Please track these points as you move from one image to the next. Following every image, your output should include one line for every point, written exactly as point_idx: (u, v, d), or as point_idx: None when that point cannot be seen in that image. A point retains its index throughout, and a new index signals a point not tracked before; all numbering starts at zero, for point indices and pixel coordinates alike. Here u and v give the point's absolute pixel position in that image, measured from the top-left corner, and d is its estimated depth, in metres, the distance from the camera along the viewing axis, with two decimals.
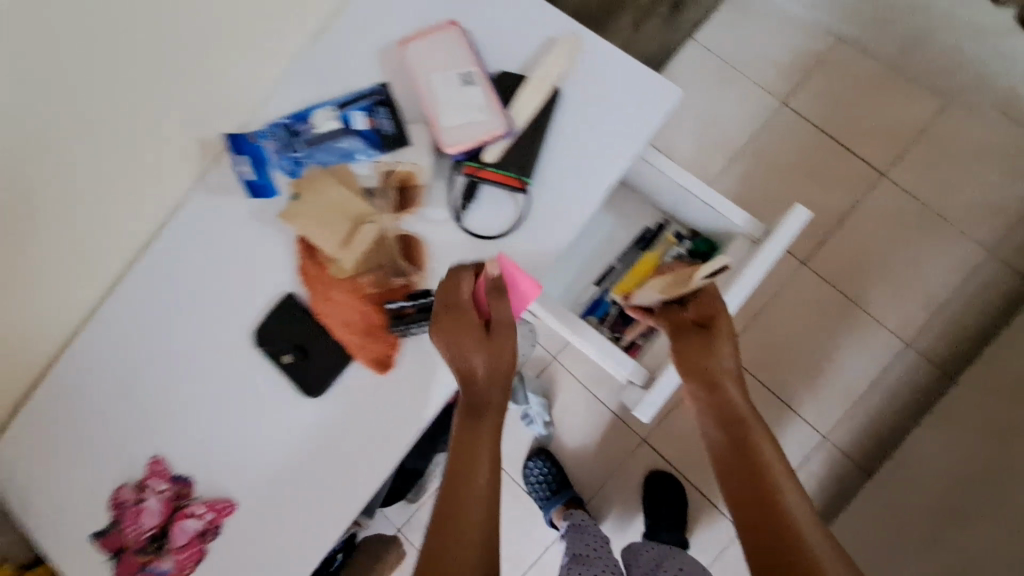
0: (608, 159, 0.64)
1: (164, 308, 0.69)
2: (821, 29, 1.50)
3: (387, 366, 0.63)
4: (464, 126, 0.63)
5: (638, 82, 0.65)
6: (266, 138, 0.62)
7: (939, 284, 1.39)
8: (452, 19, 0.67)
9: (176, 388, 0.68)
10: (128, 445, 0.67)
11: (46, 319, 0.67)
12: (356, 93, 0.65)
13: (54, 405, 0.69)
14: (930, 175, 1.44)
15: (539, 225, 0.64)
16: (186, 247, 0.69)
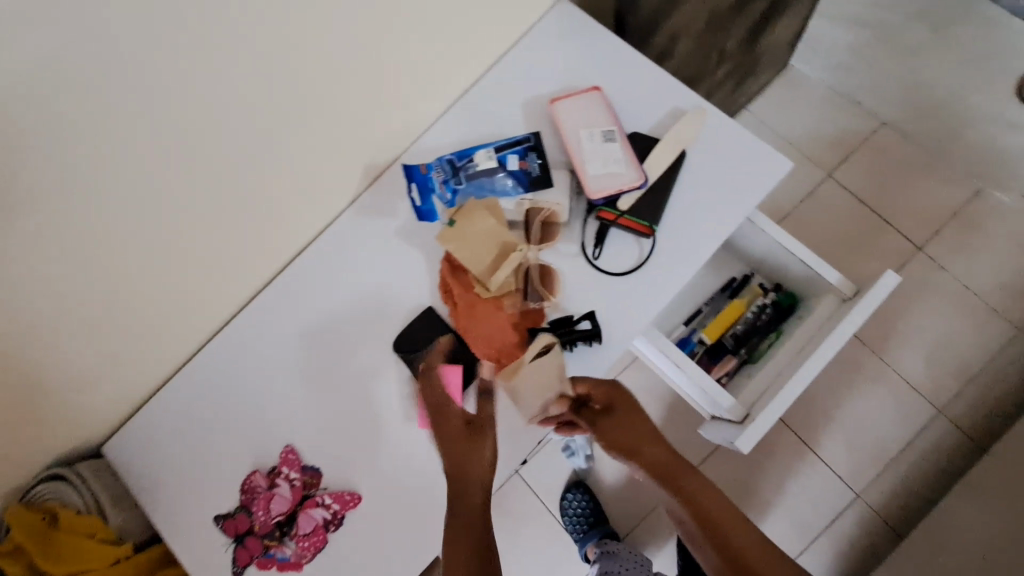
0: (726, 215, 0.73)
1: (310, 311, 0.77)
2: (863, 112, 1.66)
3: (517, 381, 0.69)
4: (605, 176, 0.72)
5: (753, 153, 0.75)
6: (433, 170, 0.72)
7: (968, 353, 1.49)
8: (595, 85, 0.78)
9: (314, 382, 0.75)
10: (265, 430, 0.74)
11: (210, 311, 0.75)
12: (509, 138, 0.76)
13: (200, 388, 0.76)
14: (963, 253, 1.55)
15: (661, 267, 0.72)
16: (335, 257, 0.78)
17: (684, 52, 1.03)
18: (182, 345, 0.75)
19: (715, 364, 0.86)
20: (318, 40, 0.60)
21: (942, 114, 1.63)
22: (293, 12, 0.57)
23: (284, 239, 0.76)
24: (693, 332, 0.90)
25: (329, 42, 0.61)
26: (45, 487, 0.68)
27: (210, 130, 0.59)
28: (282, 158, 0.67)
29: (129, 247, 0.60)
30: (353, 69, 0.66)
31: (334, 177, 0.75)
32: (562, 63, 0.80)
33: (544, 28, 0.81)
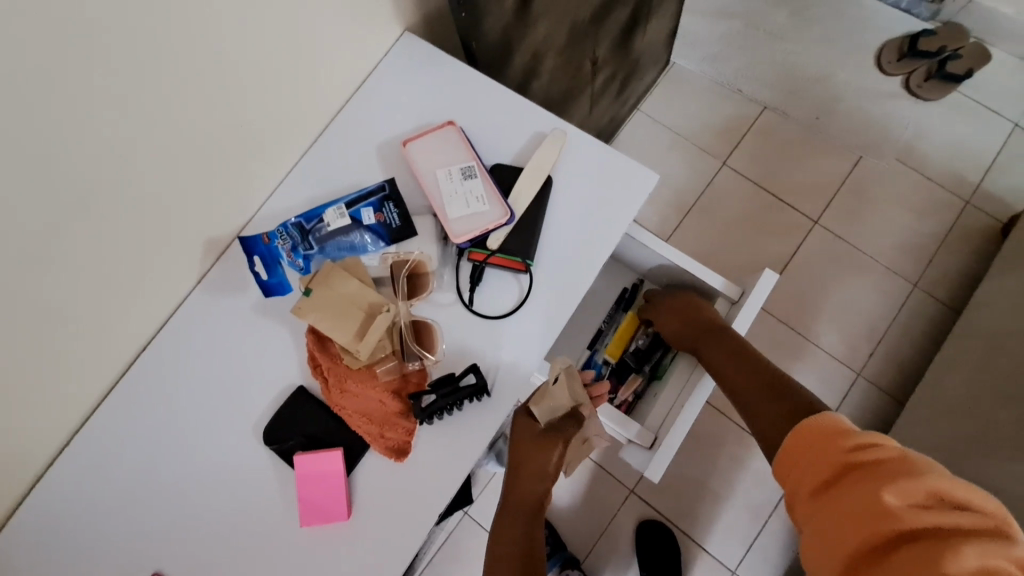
0: (601, 237, 0.70)
1: (166, 412, 0.68)
2: (745, 98, 1.71)
3: (405, 454, 0.63)
4: (469, 218, 0.68)
5: (621, 169, 0.72)
6: (278, 237, 0.65)
7: (875, 314, 1.55)
8: (449, 120, 0.73)
9: (179, 496, 0.65)
10: (129, 561, 0.64)
11: (39, 439, 0.64)
12: (361, 190, 0.70)
13: (44, 527, 0.65)
14: (855, 219, 1.63)
15: (543, 302, 0.68)
16: (187, 347, 0.69)
17: (550, 67, 1.00)
18: (11, 486, 0.64)
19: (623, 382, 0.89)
20: (102, 129, 0.51)
21: (815, 91, 1.71)
22: (53, 103, 0.47)
23: (122, 338, 0.66)
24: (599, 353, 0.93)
25: (117, 128, 0.52)
26: None
27: None
28: (89, 261, 0.57)
29: None
30: (161, 151, 0.57)
31: (169, 263, 0.66)
32: (411, 100, 0.75)
33: (388, 66, 0.76)
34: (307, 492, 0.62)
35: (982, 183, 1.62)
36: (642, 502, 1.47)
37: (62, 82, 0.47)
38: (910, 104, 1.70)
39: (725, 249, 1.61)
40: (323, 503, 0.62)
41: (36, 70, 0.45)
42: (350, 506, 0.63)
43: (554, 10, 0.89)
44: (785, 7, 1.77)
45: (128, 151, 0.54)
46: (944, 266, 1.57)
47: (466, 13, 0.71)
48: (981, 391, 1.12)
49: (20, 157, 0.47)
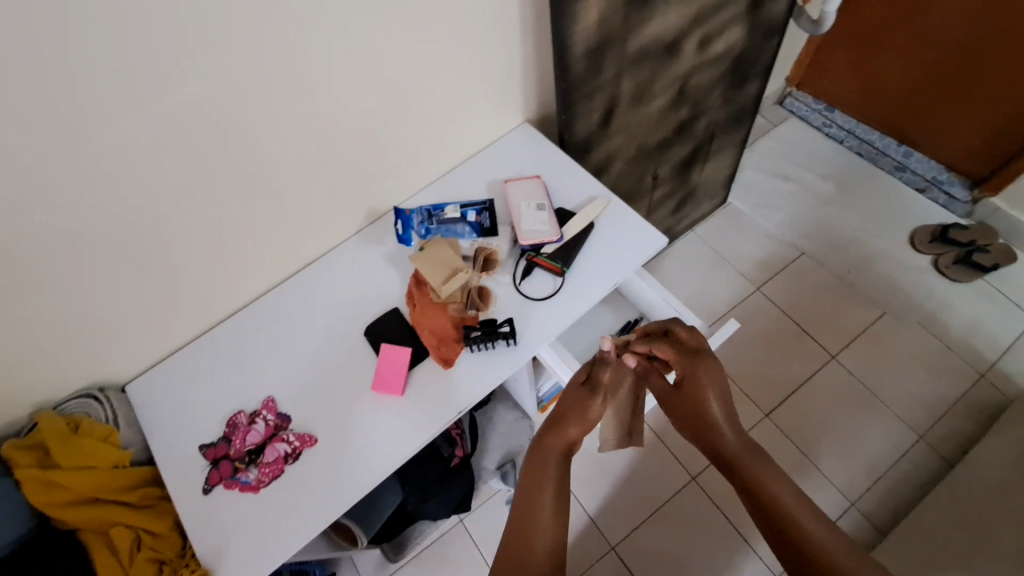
0: (617, 269, 1.01)
1: (307, 303, 1.03)
2: (786, 242, 2.01)
3: (450, 365, 0.93)
4: (534, 232, 1.02)
5: (642, 229, 1.05)
6: (415, 213, 1.03)
7: (878, 453, 1.67)
8: (537, 175, 1.12)
9: (297, 355, 0.97)
10: (254, 387, 0.95)
11: (233, 292, 1.01)
12: (472, 201, 1.07)
13: (213, 352, 0.99)
14: (871, 364, 1.80)
15: (565, 299, 0.99)
16: (333, 269, 1.06)
17: (620, 168, 1.40)
18: (208, 315, 1.01)
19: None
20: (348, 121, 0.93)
21: (851, 251, 1.98)
22: (334, 100, 0.89)
23: (300, 251, 1.05)
24: None
25: (354, 122, 0.94)
26: (74, 402, 0.90)
27: (264, 160, 0.88)
28: (312, 193, 0.98)
29: (198, 232, 0.89)
30: (368, 143, 0.99)
31: (344, 212, 1.06)
32: (516, 160, 1.16)
33: (508, 138, 1.19)
34: (382, 370, 0.92)
35: (999, 361, 1.76)
36: (620, 563, 1.58)
37: (344, 92, 0.89)
38: (937, 280, 1.91)
39: (745, 358, 1.82)
40: (389, 380, 0.92)
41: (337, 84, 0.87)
42: (405, 389, 0.92)
43: (626, 131, 1.30)
44: (834, 181, 2.12)
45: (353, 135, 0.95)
46: (951, 426, 1.68)
47: (566, 116, 1.13)
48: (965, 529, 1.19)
49: (308, 121, 0.89)
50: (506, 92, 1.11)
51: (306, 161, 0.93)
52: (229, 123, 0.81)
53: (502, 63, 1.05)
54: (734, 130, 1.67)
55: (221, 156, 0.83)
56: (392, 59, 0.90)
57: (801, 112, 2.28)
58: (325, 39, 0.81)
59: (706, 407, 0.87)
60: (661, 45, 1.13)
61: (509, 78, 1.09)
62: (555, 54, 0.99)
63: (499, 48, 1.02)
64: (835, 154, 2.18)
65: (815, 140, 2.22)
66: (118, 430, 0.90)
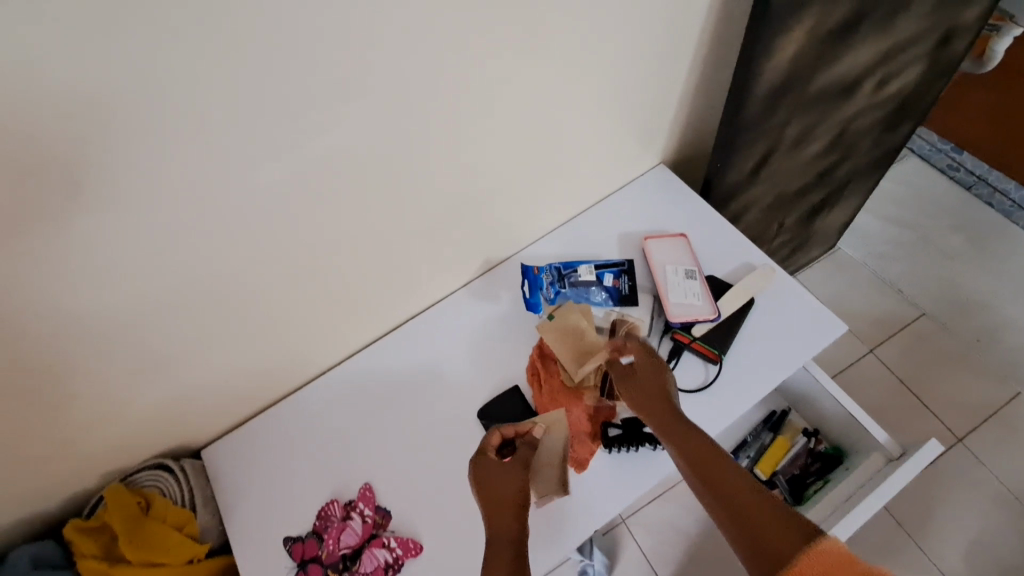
0: (787, 359, 0.83)
1: (407, 366, 0.88)
2: (904, 300, 1.79)
3: (582, 468, 0.78)
4: (685, 305, 0.85)
5: (815, 309, 0.86)
6: (544, 272, 0.88)
7: (1011, 563, 1.45)
8: (682, 233, 0.95)
9: (396, 431, 0.83)
10: (349, 468, 0.81)
11: (326, 349, 0.88)
12: (607, 261, 0.92)
13: (301, 416, 0.86)
14: (1006, 455, 1.56)
15: (722, 394, 0.81)
16: (436, 326, 0.92)
17: (753, 216, 1.21)
18: (299, 374, 0.87)
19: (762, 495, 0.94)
20: (477, 161, 0.78)
21: (981, 317, 1.74)
22: (468, 137, 0.74)
23: (402, 304, 0.90)
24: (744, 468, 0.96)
25: (483, 163, 0.79)
26: (147, 474, 0.78)
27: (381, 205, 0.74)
28: (428, 241, 0.84)
29: (302, 284, 0.77)
30: (493, 185, 0.84)
31: (456, 261, 0.91)
32: (655, 210, 0.98)
33: (644, 181, 1.02)
34: None
35: None
36: None
37: (479, 129, 0.74)
38: None
39: None
40: None
41: (472, 119, 0.73)
42: None
43: (773, 179, 1.11)
44: (961, 234, 1.88)
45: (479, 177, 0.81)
46: None
47: (721, 163, 0.96)
48: None
49: (435, 161, 0.74)
50: (652, 132, 0.95)
51: (429, 206, 0.80)
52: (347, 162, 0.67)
53: (656, 99, 0.89)
54: (870, 176, 1.47)
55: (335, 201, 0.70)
56: (542, 93, 0.76)
57: (923, 152, 2.04)
58: (476, 68, 0.67)
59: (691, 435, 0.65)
60: (842, 85, 0.95)
61: (658, 116, 0.93)
62: (731, 88, 0.82)
63: (658, 83, 0.86)
64: (963, 202, 1.94)
65: (938, 184, 1.98)
66: (195, 514, 0.77)
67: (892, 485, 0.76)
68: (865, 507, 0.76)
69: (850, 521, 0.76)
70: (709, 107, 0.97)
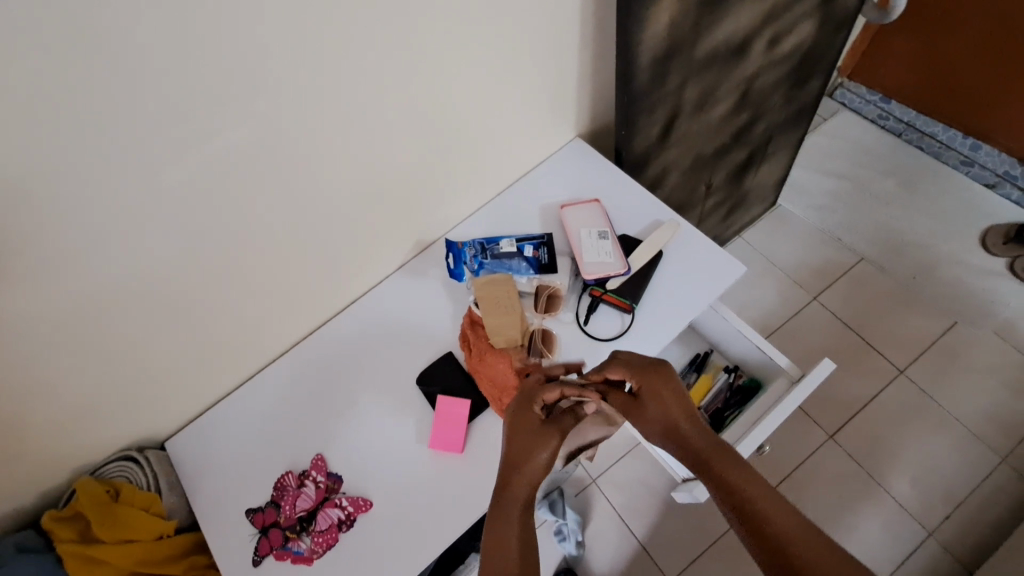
0: (692, 302, 0.91)
1: (351, 347, 0.96)
2: (843, 246, 1.88)
3: None
4: (598, 263, 0.93)
5: (717, 255, 0.94)
6: (467, 246, 0.95)
7: (953, 477, 1.55)
8: (596, 199, 1.02)
9: (343, 406, 0.90)
10: (302, 444, 0.88)
11: (274, 337, 0.94)
12: (529, 234, 0.99)
13: (256, 402, 0.93)
14: (943, 379, 1.67)
15: (636, 338, 0.89)
16: (375, 307, 0.99)
17: (675, 179, 1.29)
18: (250, 362, 0.94)
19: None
20: (390, 151, 0.85)
21: (916, 256, 1.84)
22: (376, 131, 0.81)
23: (340, 291, 0.97)
24: None
25: (396, 152, 0.86)
26: (115, 466, 0.85)
27: (302, 199, 0.81)
28: (355, 231, 0.91)
29: (240, 280, 0.83)
30: (411, 172, 0.90)
31: (389, 246, 0.98)
32: (571, 181, 1.06)
33: (560, 155, 1.09)
34: (438, 425, 0.85)
35: None
36: None
37: (386, 122, 0.81)
38: (1014, 284, 1.77)
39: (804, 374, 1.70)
40: (442, 438, 0.84)
41: (377, 114, 0.79)
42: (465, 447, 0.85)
43: (686, 141, 1.18)
44: (894, 179, 1.97)
45: (395, 166, 0.87)
46: None
47: (625, 131, 1.03)
48: None
49: (348, 154, 0.81)
50: (560, 109, 1.02)
51: (354, 196, 0.86)
52: (261, 164, 0.73)
53: (557, 76, 0.96)
54: (792, 131, 1.55)
55: (256, 200, 0.76)
56: (443, 83, 0.82)
57: (854, 104, 2.13)
58: (376, 64, 0.73)
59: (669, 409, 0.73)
60: (731, 47, 1.02)
61: (562, 93, 1.00)
62: (619, 60, 0.89)
63: (555, 61, 0.93)
64: (893, 149, 2.03)
65: (871, 133, 2.07)
66: (160, 496, 0.84)
67: (790, 403, 0.85)
68: (767, 425, 0.85)
69: (754, 438, 0.84)
70: (611, 79, 1.04)
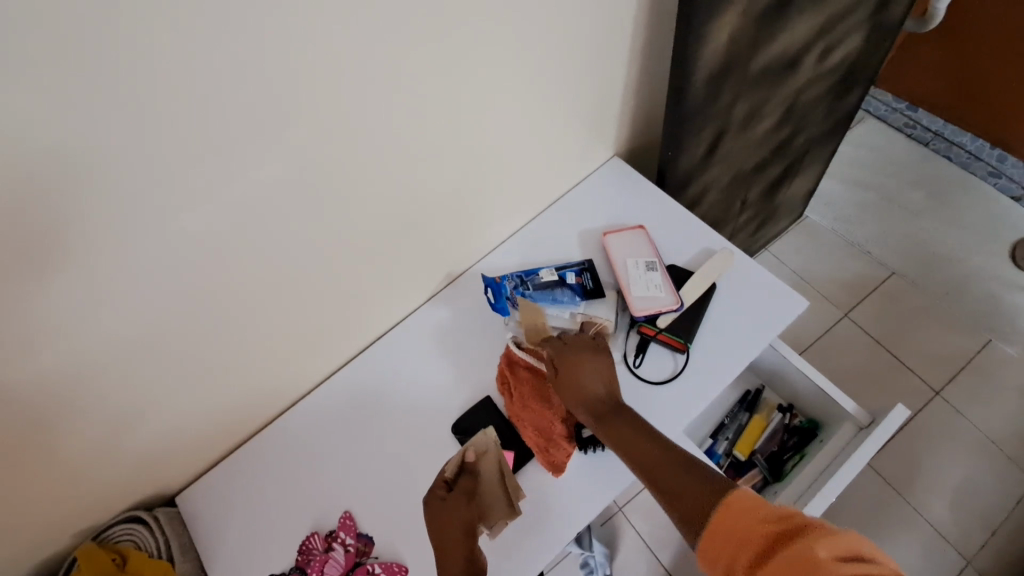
0: (751, 341, 0.84)
1: (377, 388, 0.88)
2: (873, 260, 1.81)
3: (560, 470, 0.77)
4: (649, 297, 0.85)
5: (775, 287, 0.87)
6: (506, 280, 0.87)
7: (992, 504, 1.49)
8: (640, 224, 0.95)
9: (372, 455, 0.83)
10: (327, 498, 0.80)
11: (295, 379, 0.86)
12: (568, 262, 0.91)
13: (276, 450, 0.85)
14: (980, 400, 1.61)
15: (692, 382, 0.82)
16: (404, 343, 0.91)
17: (713, 198, 1.21)
18: (268, 406, 0.86)
19: (741, 476, 0.95)
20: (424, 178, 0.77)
21: (947, 271, 1.78)
22: (411, 158, 0.73)
23: (365, 327, 0.90)
24: (724, 451, 0.97)
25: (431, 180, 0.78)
26: (123, 528, 0.77)
27: (329, 233, 0.73)
28: (384, 264, 0.83)
29: (260, 322, 0.75)
30: (444, 198, 0.83)
31: (418, 278, 0.90)
32: (612, 204, 0.98)
33: (598, 175, 1.02)
34: None
35: None
36: None
37: (422, 148, 0.73)
38: None
39: None
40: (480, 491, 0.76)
41: (413, 139, 0.71)
42: None
43: (728, 159, 1.11)
44: (923, 190, 1.91)
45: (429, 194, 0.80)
46: None
47: (671, 151, 0.95)
48: None
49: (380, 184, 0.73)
50: (600, 126, 0.94)
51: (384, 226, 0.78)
52: (286, 199, 0.66)
53: (600, 93, 0.88)
54: (826, 144, 1.48)
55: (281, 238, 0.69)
56: (483, 103, 0.74)
57: (880, 112, 2.06)
58: (415, 86, 0.66)
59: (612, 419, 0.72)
60: (784, 60, 0.95)
61: (604, 109, 0.92)
62: (671, 77, 0.82)
63: (600, 77, 0.86)
64: (920, 159, 1.97)
65: (897, 142, 2.01)
66: (173, 564, 0.76)
67: (865, 455, 0.77)
68: (839, 479, 0.77)
69: (826, 494, 0.76)
70: (655, 94, 0.96)
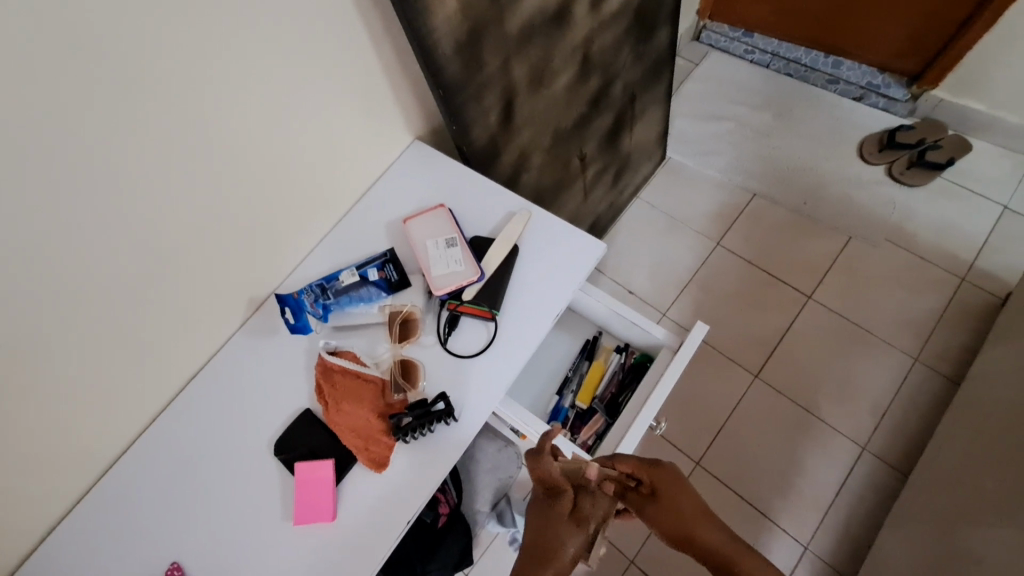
0: (557, 294, 0.85)
1: (195, 429, 0.85)
2: (736, 186, 1.89)
3: (383, 465, 0.76)
4: (450, 276, 0.85)
5: (575, 237, 0.89)
6: (304, 294, 0.83)
7: (876, 388, 1.57)
8: (441, 204, 0.94)
9: (197, 499, 0.80)
10: (155, 554, 0.77)
11: (104, 442, 0.81)
12: (371, 257, 0.90)
13: (98, 519, 0.80)
14: (851, 296, 1.69)
15: (505, 346, 0.83)
16: (220, 377, 0.88)
17: (539, 162, 1.22)
18: (82, 476, 0.81)
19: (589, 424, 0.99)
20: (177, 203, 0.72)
21: (805, 182, 1.87)
22: (147, 184, 0.68)
23: (174, 370, 0.85)
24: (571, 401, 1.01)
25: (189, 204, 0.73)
26: None
27: (75, 283, 0.67)
28: (169, 301, 0.78)
29: (27, 394, 0.68)
30: (216, 219, 0.78)
31: (220, 308, 0.86)
32: (413, 190, 0.98)
33: (398, 162, 1.01)
34: (302, 496, 0.75)
35: (976, 261, 1.68)
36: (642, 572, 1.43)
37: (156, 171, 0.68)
38: (899, 190, 1.81)
39: (723, 322, 1.69)
40: (304, 507, 0.75)
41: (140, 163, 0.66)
42: (337, 514, 0.75)
43: (535, 121, 1.12)
44: (770, 111, 2.00)
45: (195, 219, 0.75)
46: (945, 341, 1.59)
47: (457, 126, 0.95)
48: (994, 467, 1.10)
49: (119, 219, 0.67)
50: (379, 114, 0.93)
51: (150, 264, 0.73)
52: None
53: (363, 79, 0.86)
54: (656, 85, 1.52)
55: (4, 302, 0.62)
56: (218, 113, 0.70)
57: (720, 45, 2.14)
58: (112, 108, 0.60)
59: (682, 505, 0.70)
60: (549, 13, 0.95)
61: (377, 96, 0.90)
62: (420, 49, 0.80)
63: (354, 64, 0.83)
64: (763, 82, 2.06)
65: (742, 70, 2.09)
66: None
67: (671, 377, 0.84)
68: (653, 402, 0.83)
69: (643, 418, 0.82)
70: None
